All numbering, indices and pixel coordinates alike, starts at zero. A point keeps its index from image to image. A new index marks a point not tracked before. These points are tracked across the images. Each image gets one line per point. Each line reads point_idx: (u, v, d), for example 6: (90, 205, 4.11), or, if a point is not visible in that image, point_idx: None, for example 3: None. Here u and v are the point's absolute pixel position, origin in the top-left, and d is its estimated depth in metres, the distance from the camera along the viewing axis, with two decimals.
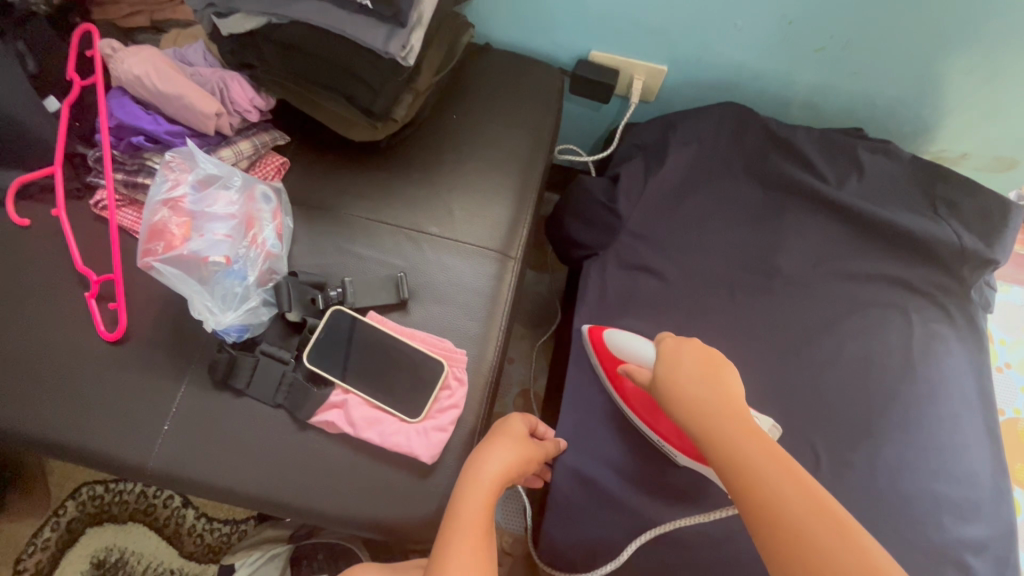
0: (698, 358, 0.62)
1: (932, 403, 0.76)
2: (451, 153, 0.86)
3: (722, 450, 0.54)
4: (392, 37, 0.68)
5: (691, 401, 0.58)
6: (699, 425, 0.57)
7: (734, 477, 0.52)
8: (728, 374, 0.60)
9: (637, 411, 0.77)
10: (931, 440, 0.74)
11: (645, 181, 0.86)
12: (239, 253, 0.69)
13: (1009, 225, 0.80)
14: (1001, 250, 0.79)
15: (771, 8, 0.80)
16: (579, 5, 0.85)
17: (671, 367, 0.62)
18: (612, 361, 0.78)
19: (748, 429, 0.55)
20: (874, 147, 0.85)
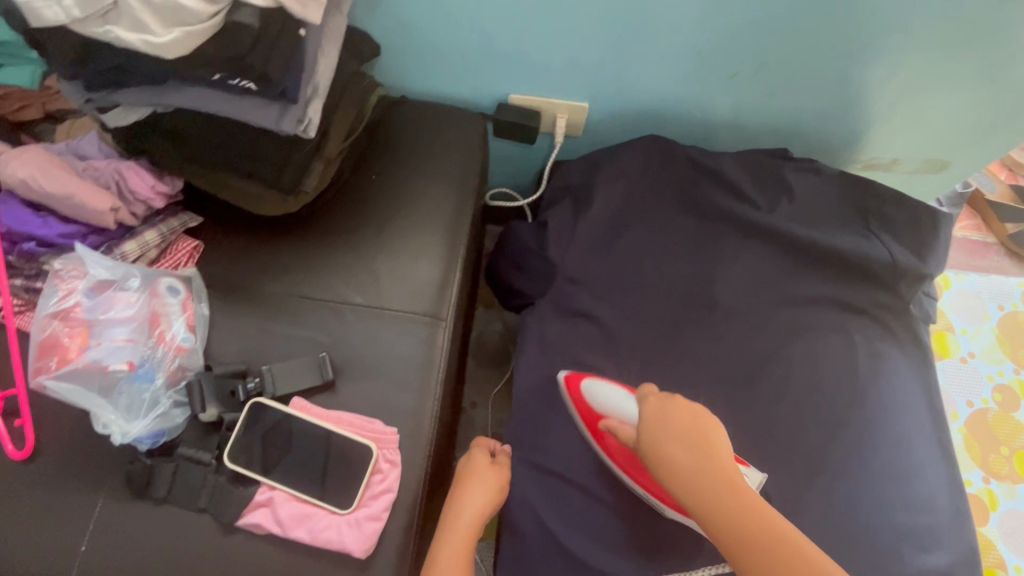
0: (681, 415, 0.61)
1: (885, 427, 0.74)
2: (374, 214, 0.82)
3: (718, 518, 0.56)
4: (285, 114, 0.65)
5: (687, 471, 0.58)
6: (693, 495, 0.57)
7: (732, 538, 0.56)
8: (707, 422, 0.60)
9: (616, 461, 0.73)
10: (886, 467, 0.72)
11: (574, 223, 0.83)
12: (144, 356, 0.67)
13: (940, 235, 0.79)
14: (933, 262, 0.78)
15: (679, 39, 0.79)
16: (488, 50, 0.83)
17: (658, 425, 0.61)
18: (590, 420, 0.74)
19: (741, 499, 0.56)
20: (800, 167, 0.84)
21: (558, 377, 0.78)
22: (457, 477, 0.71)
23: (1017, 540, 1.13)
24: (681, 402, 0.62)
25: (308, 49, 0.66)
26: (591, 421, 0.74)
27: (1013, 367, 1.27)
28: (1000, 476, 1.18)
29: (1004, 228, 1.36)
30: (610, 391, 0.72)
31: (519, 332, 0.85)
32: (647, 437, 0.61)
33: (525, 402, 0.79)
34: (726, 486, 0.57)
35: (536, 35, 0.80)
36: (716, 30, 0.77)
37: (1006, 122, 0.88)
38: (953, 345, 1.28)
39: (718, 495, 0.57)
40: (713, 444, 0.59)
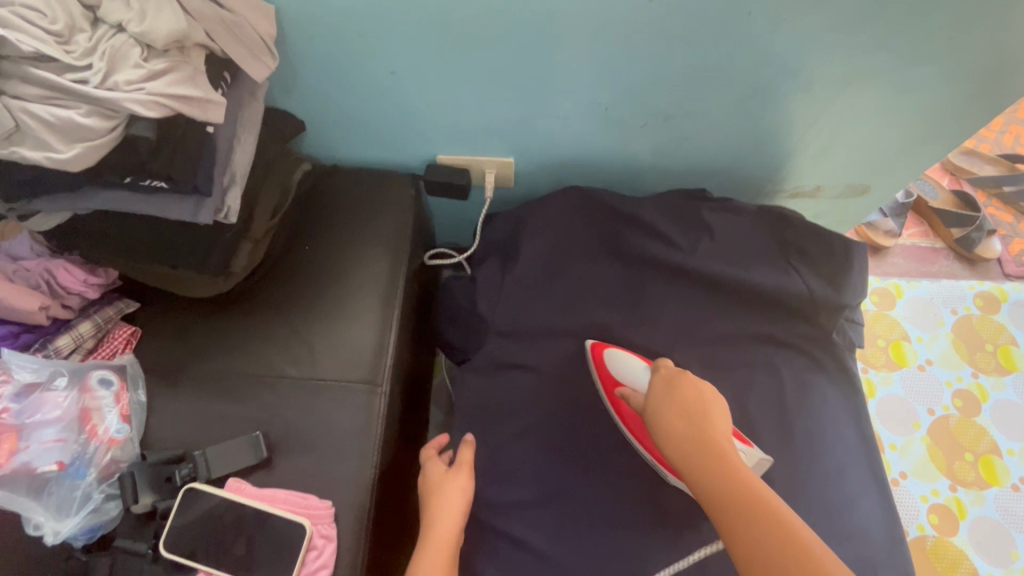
0: (683, 387, 0.68)
1: (818, 460, 0.75)
2: (308, 284, 0.84)
3: (701, 474, 0.60)
4: (200, 207, 0.67)
5: (678, 434, 0.64)
6: (687, 458, 0.62)
7: (711, 494, 0.58)
8: (712, 395, 0.67)
9: (631, 430, 0.77)
10: (823, 501, 0.73)
11: (502, 279, 0.86)
12: (75, 453, 0.69)
13: (856, 263, 0.81)
14: (849, 292, 0.80)
15: (586, 96, 0.82)
16: (406, 120, 0.86)
17: (660, 395, 0.68)
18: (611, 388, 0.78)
19: (724, 461, 0.60)
20: (717, 207, 0.86)
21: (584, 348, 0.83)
22: (425, 489, 0.76)
23: (988, 548, 1.13)
24: (688, 377, 0.69)
25: (220, 143, 0.69)
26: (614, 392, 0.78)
27: (971, 371, 1.28)
28: (966, 483, 1.18)
29: (950, 233, 1.39)
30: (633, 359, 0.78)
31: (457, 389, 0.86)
32: (652, 405, 0.68)
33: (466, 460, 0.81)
34: (714, 450, 0.61)
35: (449, 103, 0.83)
36: (618, 87, 0.81)
37: (914, 147, 0.91)
38: (910, 353, 1.29)
39: (701, 457, 0.61)
40: (709, 417, 0.65)
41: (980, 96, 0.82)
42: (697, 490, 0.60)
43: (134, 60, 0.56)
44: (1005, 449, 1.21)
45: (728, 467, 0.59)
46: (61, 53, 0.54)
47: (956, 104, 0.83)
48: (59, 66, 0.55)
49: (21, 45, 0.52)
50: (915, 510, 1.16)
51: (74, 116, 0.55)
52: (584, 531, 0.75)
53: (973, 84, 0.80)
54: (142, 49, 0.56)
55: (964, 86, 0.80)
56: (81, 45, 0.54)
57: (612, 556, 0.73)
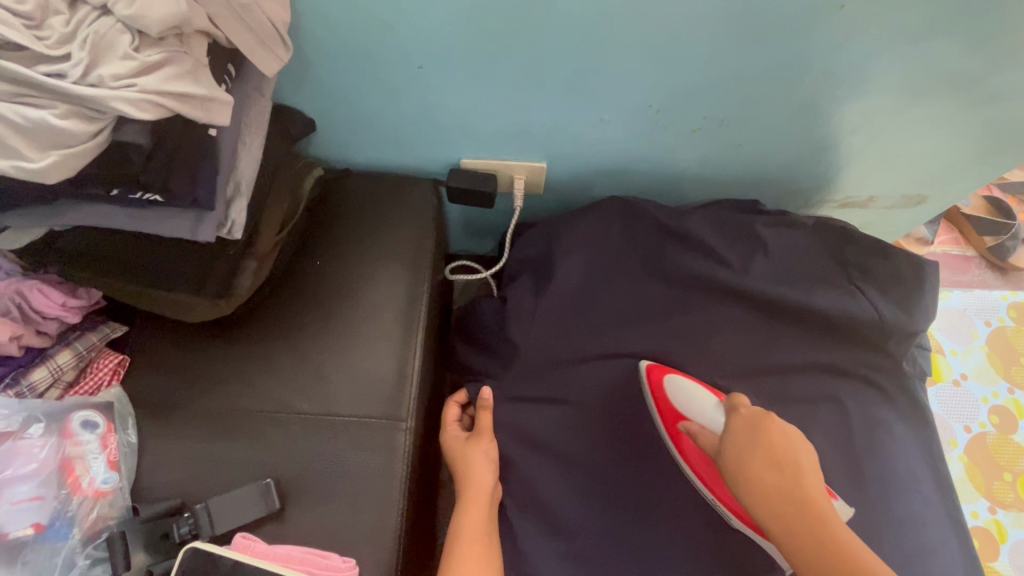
0: (767, 429, 0.59)
1: (891, 504, 0.68)
2: (319, 307, 0.75)
3: (796, 537, 0.53)
4: (201, 223, 0.58)
5: (766, 488, 0.56)
6: (778, 515, 0.54)
7: (809, 563, 0.52)
8: (795, 434, 0.59)
9: (693, 467, 0.69)
10: (898, 551, 0.66)
11: (535, 300, 0.77)
12: (54, 513, 0.59)
13: (929, 287, 0.74)
14: (921, 317, 0.73)
15: (635, 97, 0.73)
16: (430, 121, 0.77)
17: (744, 436, 0.59)
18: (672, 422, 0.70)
19: (823, 523, 0.53)
20: (774, 221, 0.78)
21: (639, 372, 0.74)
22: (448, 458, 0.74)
23: None
24: (774, 422, 0.59)
25: (223, 148, 0.59)
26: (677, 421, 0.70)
27: (1007, 387, 1.23)
28: (1006, 505, 1.13)
29: (982, 241, 1.34)
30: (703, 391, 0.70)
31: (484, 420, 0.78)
32: (733, 449, 0.59)
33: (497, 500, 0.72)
34: (809, 509, 0.54)
35: (481, 104, 0.74)
36: (671, 89, 0.72)
37: (980, 156, 0.84)
38: (945, 368, 1.24)
39: (798, 519, 0.54)
40: (801, 469, 0.56)
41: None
42: (791, 555, 0.53)
43: (122, 51, 0.45)
44: None
45: (826, 533, 0.52)
46: (30, 39, 0.44)
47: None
48: (30, 55, 0.45)
49: None
50: None
51: (48, 116, 0.45)
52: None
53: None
54: (133, 36, 0.46)
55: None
56: (56, 31, 0.45)
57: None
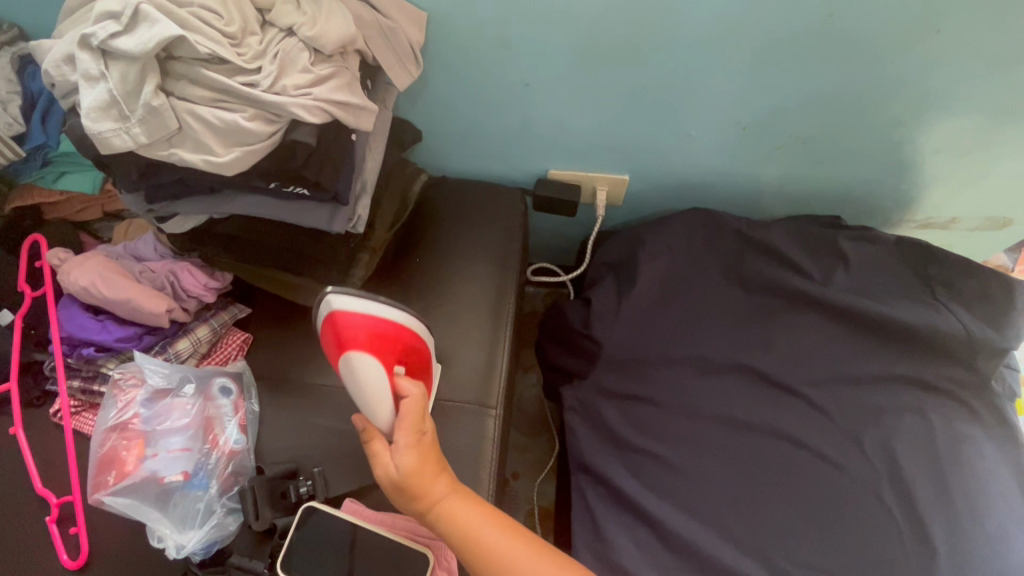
0: (453, 514, 0.59)
1: (981, 520, 0.68)
2: (419, 300, 0.82)
3: None
4: (335, 216, 0.66)
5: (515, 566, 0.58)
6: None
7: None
8: (414, 457, 0.59)
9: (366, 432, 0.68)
10: (988, 567, 0.65)
11: (619, 301, 0.83)
12: (198, 463, 0.66)
13: (1016, 307, 0.75)
14: (1011, 337, 0.74)
15: (723, 114, 0.78)
16: (528, 133, 0.84)
17: (427, 472, 0.59)
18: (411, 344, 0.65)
19: None
20: (855, 235, 0.82)
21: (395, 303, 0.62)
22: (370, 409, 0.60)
23: None
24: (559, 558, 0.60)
25: (359, 150, 0.67)
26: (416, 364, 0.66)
27: None
28: None
29: None
30: (366, 306, 0.61)
31: (569, 415, 0.82)
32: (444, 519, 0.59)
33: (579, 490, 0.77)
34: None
35: (576, 119, 0.80)
36: (761, 108, 0.77)
37: None
38: None
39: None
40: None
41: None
42: None
43: (301, 64, 0.54)
44: None
45: None
46: (233, 55, 0.52)
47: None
48: (230, 68, 0.53)
49: (200, 47, 0.51)
50: None
51: (239, 120, 0.54)
52: None
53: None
54: (310, 53, 0.55)
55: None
56: (253, 48, 0.53)
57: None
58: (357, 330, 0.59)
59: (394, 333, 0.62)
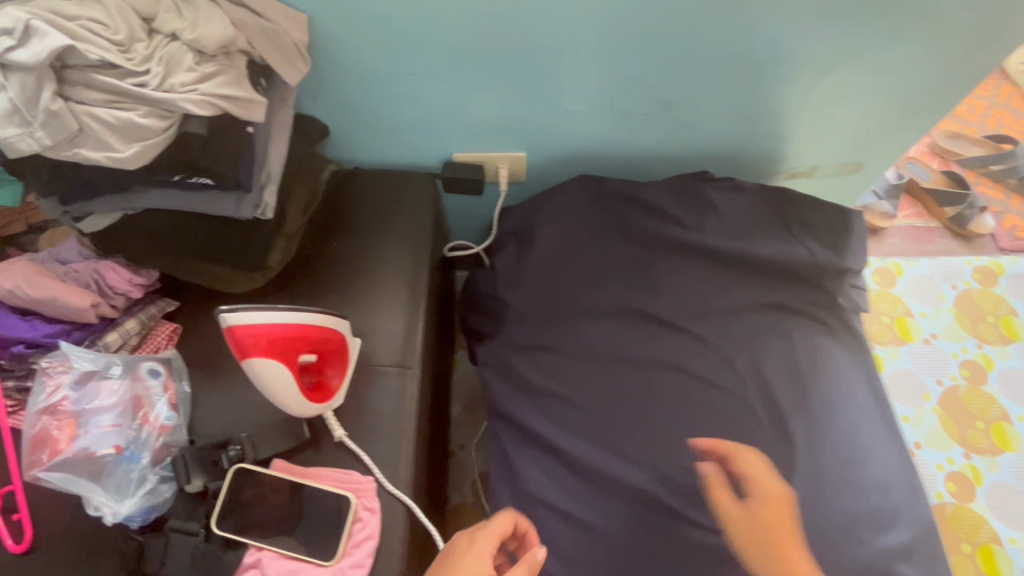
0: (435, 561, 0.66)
1: (833, 417, 0.79)
2: (340, 278, 0.90)
3: None
4: (242, 202, 0.73)
5: None
6: None
7: None
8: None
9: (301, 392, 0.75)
10: (836, 452, 0.77)
11: (518, 264, 0.92)
12: (129, 439, 0.70)
13: (851, 232, 0.89)
14: (850, 258, 0.88)
15: (594, 89, 0.86)
16: (425, 120, 0.92)
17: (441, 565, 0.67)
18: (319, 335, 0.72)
19: None
20: (722, 186, 0.92)
21: (297, 311, 0.67)
22: (278, 380, 0.68)
23: (1007, 511, 1.15)
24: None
25: (258, 143, 0.74)
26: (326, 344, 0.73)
27: (976, 343, 1.32)
28: (980, 451, 1.21)
29: (944, 212, 1.44)
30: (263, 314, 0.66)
31: (484, 369, 0.90)
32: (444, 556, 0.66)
33: (496, 435, 0.85)
34: None
35: (464, 103, 0.89)
36: (624, 82, 0.85)
37: (910, 123, 0.95)
38: (914, 328, 1.34)
39: None
40: None
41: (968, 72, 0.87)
42: None
43: (186, 64, 0.62)
44: (1014, 415, 1.24)
45: None
46: (122, 60, 0.59)
47: (946, 82, 0.88)
48: (120, 72, 0.60)
49: (90, 54, 0.57)
50: (932, 479, 1.18)
51: (134, 117, 0.60)
52: (619, 501, 0.75)
53: (961, 61, 0.85)
54: (194, 54, 0.62)
55: (954, 62, 0.85)
56: (140, 52, 0.60)
57: (643, 527, 0.73)
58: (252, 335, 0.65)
59: (299, 334, 0.69)
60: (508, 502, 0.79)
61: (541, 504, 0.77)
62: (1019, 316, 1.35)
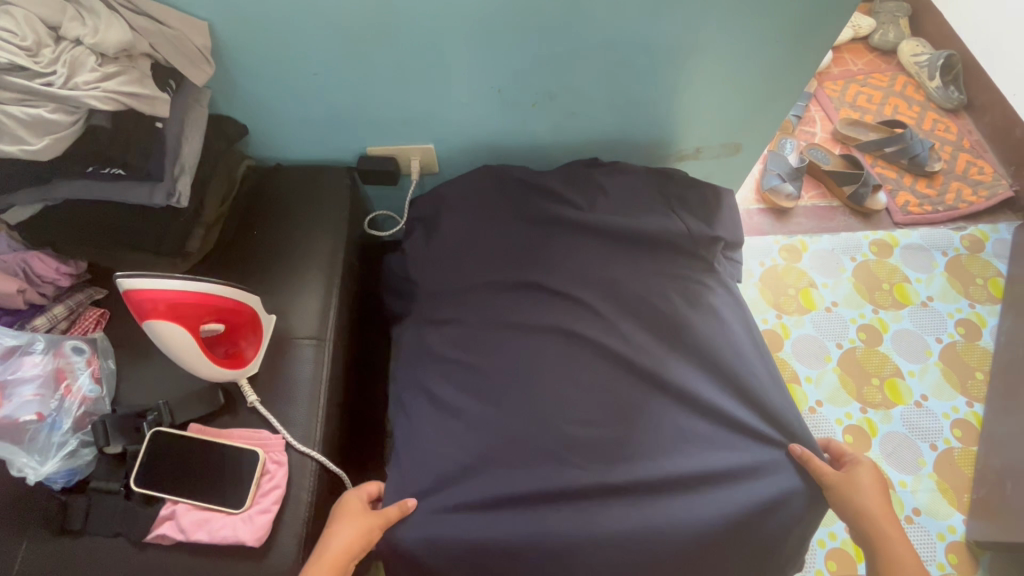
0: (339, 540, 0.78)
1: (698, 363, 0.89)
2: (260, 262, 0.97)
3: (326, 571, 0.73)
4: (155, 190, 0.81)
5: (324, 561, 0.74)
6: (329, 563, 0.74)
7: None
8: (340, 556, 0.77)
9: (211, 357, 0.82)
10: (701, 396, 0.86)
11: (430, 246, 1.01)
12: (51, 407, 0.78)
13: (721, 210, 1.01)
14: (720, 227, 0.98)
15: (483, 85, 0.96)
16: (335, 117, 1.01)
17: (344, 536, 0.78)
18: (222, 304, 0.79)
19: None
20: (607, 171, 1.04)
21: (192, 278, 0.74)
22: (179, 344, 0.75)
23: (898, 458, 1.25)
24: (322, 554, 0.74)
25: (168, 138, 0.82)
26: (231, 314, 0.81)
27: (872, 308, 1.43)
28: (875, 405, 1.31)
29: (843, 191, 1.57)
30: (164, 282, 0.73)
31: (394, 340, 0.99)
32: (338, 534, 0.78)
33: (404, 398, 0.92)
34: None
35: (367, 101, 0.98)
36: (506, 74, 0.94)
37: (774, 107, 1.06)
38: (817, 298, 1.45)
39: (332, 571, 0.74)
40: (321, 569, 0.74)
41: (809, 57, 0.96)
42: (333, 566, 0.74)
43: (90, 66, 0.70)
44: (906, 371, 1.35)
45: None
46: (30, 63, 0.67)
47: (797, 73, 0.99)
48: (29, 73, 0.68)
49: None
50: (831, 431, 1.28)
51: (43, 112, 0.69)
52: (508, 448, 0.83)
53: (808, 53, 0.95)
54: (97, 57, 0.71)
55: (801, 54, 0.95)
56: (47, 56, 0.68)
57: (529, 470, 0.80)
58: (151, 300, 0.72)
59: (198, 302, 0.76)
60: (403, 450, 0.87)
61: (436, 456, 0.83)
62: (912, 283, 1.46)
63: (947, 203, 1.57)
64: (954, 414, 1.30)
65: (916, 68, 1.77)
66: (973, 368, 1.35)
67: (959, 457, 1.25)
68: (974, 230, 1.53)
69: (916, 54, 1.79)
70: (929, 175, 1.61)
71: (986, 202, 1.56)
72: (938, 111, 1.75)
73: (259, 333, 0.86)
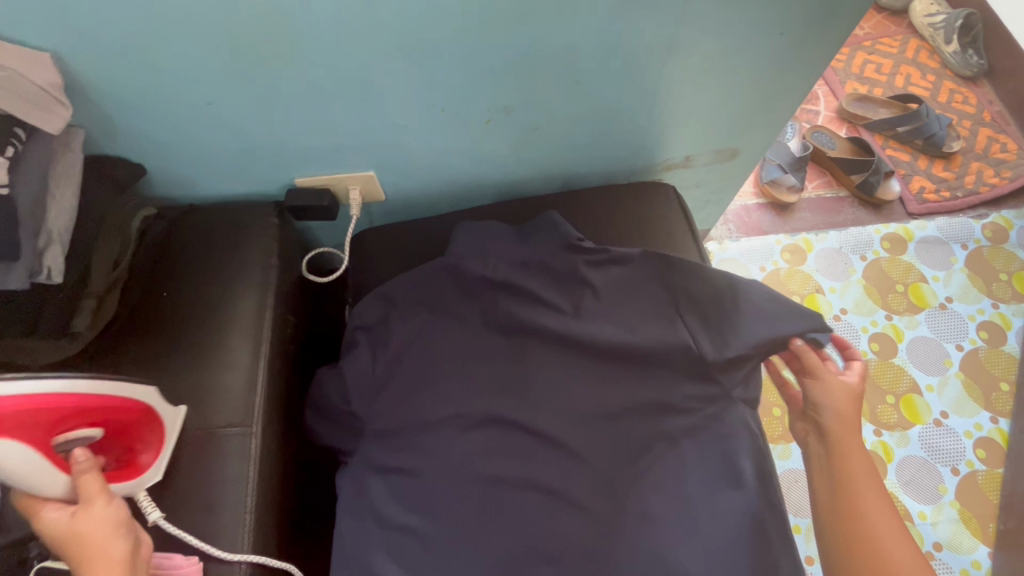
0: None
1: (699, 461, 0.72)
2: (173, 330, 0.81)
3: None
4: (10, 271, 0.64)
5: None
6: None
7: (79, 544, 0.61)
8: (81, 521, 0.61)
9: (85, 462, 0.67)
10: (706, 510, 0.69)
11: (374, 369, 0.79)
12: None
13: (744, 317, 0.75)
14: (743, 344, 0.73)
15: (421, 101, 0.78)
16: (247, 148, 0.83)
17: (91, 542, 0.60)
18: (113, 404, 0.64)
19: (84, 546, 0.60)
20: (597, 260, 0.81)
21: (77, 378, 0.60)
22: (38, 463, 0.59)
23: (918, 487, 1.13)
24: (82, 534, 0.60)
25: (21, 203, 0.65)
26: (123, 415, 0.66)
27: (885, 314, 1.29)
28: (890, 427, 1.19)
29: (851, 180, 1.40)
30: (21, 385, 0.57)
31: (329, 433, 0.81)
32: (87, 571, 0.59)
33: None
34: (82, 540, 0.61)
35: (281, 126, 0.80)
36: (447, 88, 0.76)
37: (777, 105, 0.89)
38: (824, 305, 1.30)
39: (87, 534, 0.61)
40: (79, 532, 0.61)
41: (822, 49, 0.78)
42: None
43: None
44: (925, 386, 1.22)
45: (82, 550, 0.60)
46: None
47: (805, 68, 0.81)
48: None
49: None
50: None
51: None
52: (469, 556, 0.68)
53: (820, 45, 0.77)
54: None
55: (811, 47, 0.77)
56: None
57: None
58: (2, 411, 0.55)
59: (72, 406, 0.60)
60: None
61: None
62: (929, 283, 1.32)
63: (966, 188, 1.41)
64: (976, 432, 1.18)
65: (930, 30, 1.57)
66: (997, 378, 1.23)
67: (984, 481, 1.14)
68: (996, 217, 1.38)
69: (930, 14, 1.58)
70: (946, 156, 1.44)
71: (1010, 184, 1.40)
72: (955, 79, 1.56)
73: (161, 433, 0.71)
